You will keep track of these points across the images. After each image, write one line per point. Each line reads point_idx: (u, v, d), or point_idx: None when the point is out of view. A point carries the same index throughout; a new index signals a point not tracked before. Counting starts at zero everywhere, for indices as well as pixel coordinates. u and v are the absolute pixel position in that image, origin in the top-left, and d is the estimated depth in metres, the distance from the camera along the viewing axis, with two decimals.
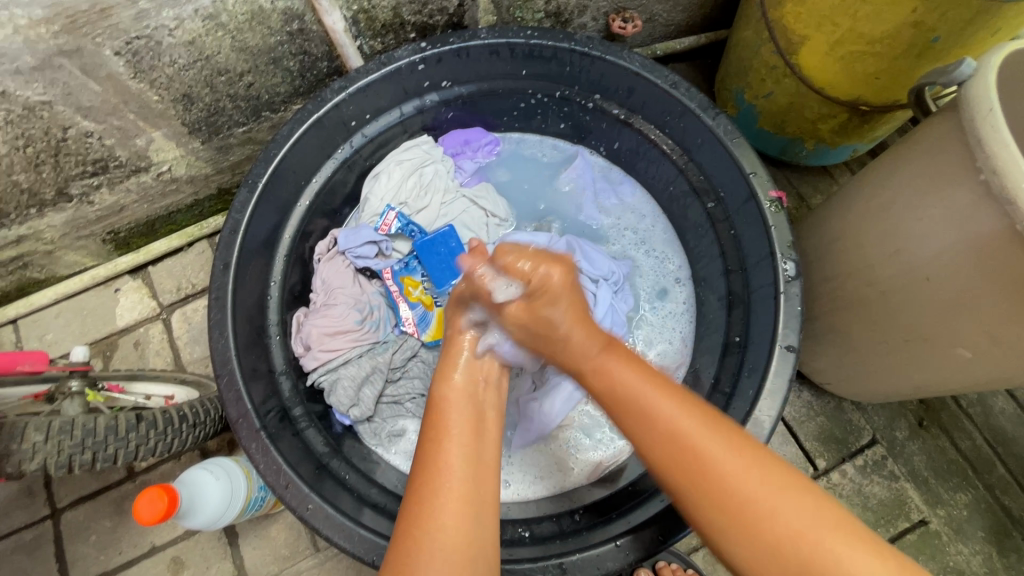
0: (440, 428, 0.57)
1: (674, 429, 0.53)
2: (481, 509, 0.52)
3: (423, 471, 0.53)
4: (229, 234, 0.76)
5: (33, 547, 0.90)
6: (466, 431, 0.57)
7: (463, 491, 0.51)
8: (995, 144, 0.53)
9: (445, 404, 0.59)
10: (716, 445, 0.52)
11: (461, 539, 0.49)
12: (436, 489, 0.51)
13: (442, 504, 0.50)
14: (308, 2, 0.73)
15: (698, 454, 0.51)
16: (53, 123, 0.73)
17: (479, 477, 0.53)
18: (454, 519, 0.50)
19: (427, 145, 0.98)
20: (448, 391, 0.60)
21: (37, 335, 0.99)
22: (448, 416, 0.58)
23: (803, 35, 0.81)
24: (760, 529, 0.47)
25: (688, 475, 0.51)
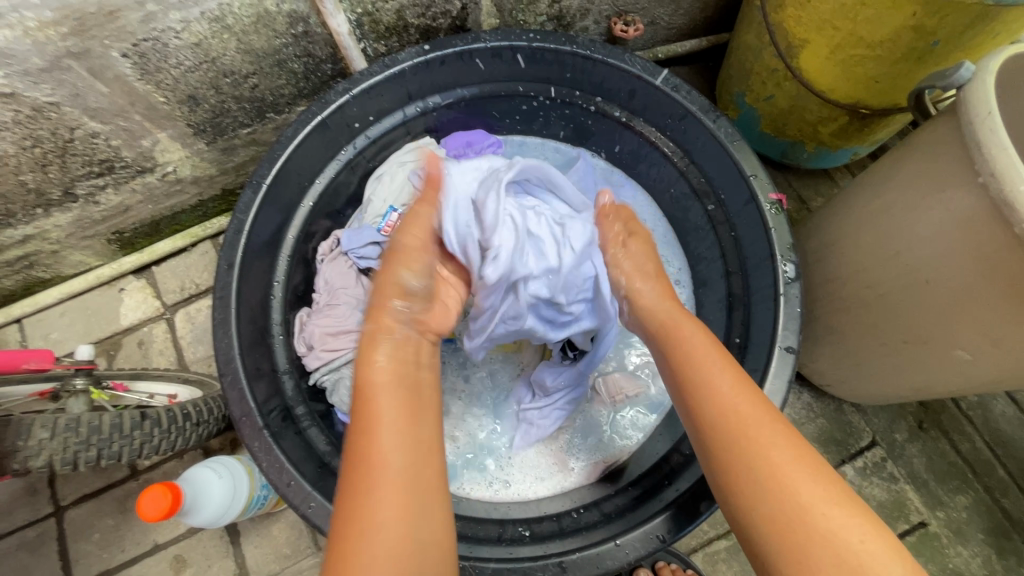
0: (367, 416, 0.52)
1: (719, 394, 0.54)
2: (423, 496, 0.50)
3: (355, 466, 0.50)
4: (233, 234, 0.76)
5: (36, 545, 0.91)
6: (402, 414, 0.53)
7: (401, 483, 0.49)
8: (993, 148, 0.54)
9: (372, 385, 0.55)
10: (752, 414, 0.52)
11: (402, 538, 0.47)
12: (372, 490, 0.48)
13: (378, 502, 0.48)
14: (313, 5, 0.74)
15: (734, 421, 0.52)
16: (60, 123, 0.74)
17: (422, 468, 0.51)
18: (395, 515, 0.48)
19: (431, 146, 0.98)
20: (376, 372, 0.56)
21: (42, 334, 1.00)
22: (380, 398, 0.54)
23: (804, 38, 0.81)
24: (784, 505, 0.47)
25: (723, 437, 0.52)
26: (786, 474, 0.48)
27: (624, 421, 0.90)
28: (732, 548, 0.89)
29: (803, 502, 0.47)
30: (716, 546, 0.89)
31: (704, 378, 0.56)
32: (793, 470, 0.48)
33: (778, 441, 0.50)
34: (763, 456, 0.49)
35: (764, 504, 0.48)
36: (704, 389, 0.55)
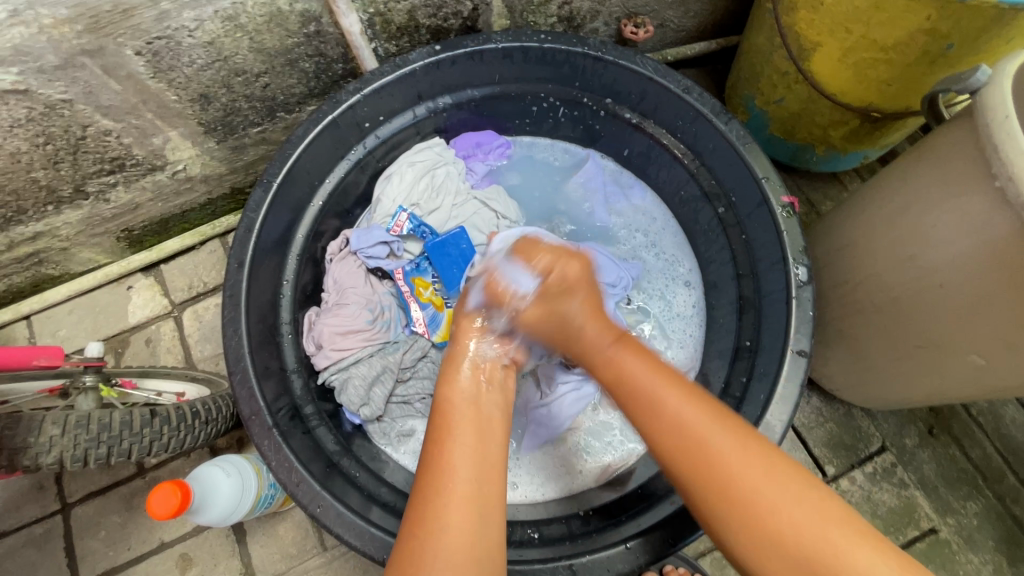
0: (446, 428, 0.57)
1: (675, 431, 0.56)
2: (488, 506, 0.52)
3: (428, 474, 0.53)
4: (244, 232, 0.76)
5: (43, 542, 0.91)
6: (472, 432, 0.57)
7: (474, 492, 0.52)
8: (1011, 150, 0.53)
9: (452, 406, 0.59)
10: (724, 439, 0.54)
11: (469, 540, 0.49)
12: (445, 489, 0.51)
13: (449, 505, 0.50)
14: (326, 4, 0.74)
15: (704, 447, 0.54)
16: (73, 121, 0.74)
17: (489, 478, 0.53)
18: (465, 519, 0.50)
19: (439, 147, 0.99)
20: (453, 394, 0.60)
21: (50, 331, 1.00)
22: (456, 417, 0.58)
23: (816, 41, 0.81)
24: (767, 525, 0.49)
25: (698, 465, 0.53)
26: (774, 500, 0.50)
27: (634, 424, 0.91)
28: None
29: (789, 522, 0.49)
30: None
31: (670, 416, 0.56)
32: (779, 490, 0.51)
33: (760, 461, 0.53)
34: (739, 478, 0.52)
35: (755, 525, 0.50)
36: (671, 426, 0.56)
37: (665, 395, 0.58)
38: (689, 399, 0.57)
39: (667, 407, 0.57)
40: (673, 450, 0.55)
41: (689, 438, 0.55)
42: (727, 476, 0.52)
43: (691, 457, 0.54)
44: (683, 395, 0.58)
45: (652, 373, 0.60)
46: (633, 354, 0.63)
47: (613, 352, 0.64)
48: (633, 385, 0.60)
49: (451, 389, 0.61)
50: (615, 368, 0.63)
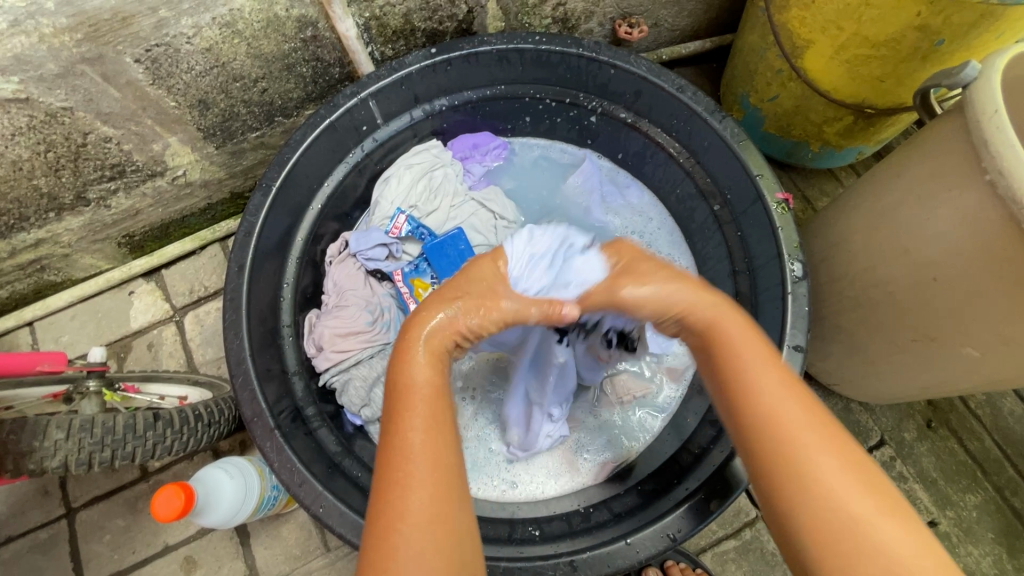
0: (406, 406, 0.50)
1: (745, 388, 0.49)
2: (455, 495, 0.47)
3: (389, 457, 0.48)
4: (244, 236, 0.77)
5: (48, 546, 0.91)
6: (437, 413, 0.50)
7: (437, 482, 0.46)
8: (1000, 145, 0.54)
9: (416, 388, 0.52)
10: (791, 403, 0.47)
11: (445, 524, 0.45)
12: (407, 471, 0.46)
13: (409, 491, 0.45)
14: (322, 9, 0.75)
15: (771, 413, 0.47)
16: (74, 128, 0.75)
17: (449, 471, 0.47)
18: (426, 513, 0.45)
19: (437, 149, 1.00)
20: (418, 367, 0.54)
21: (53, 338, 1.00)
22: (417, 396, 0.51)
23: (808, 39, 0.82)
24: (836, 518, 0.41)
25: (756, 423, 0.47)
26: (819, 456, 0.44)
27: (632, 422, 0.90)
28: (741, 547, 0.89)
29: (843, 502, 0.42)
30: (725, 546, 0.89)
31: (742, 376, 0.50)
32: (837, 467, 0.43)
33: (807, 411, 0.47)
34: (800, 444, 0.45)
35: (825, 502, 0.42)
36: (741, 378, 0.49)
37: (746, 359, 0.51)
38: (768, 360, 0.51)
39: (735, 367, 0.51)
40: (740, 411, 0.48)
41: (759, 412, 0.47)
42: (791, 446, 0.45)
43: (762, 424, 0.47)
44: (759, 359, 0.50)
45: (744, 335, 0.53)
46: (729, 325, 0.54)
47: (713, 322, 0.55)
48: (732, 358, 0.51)
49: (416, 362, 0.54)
50: (717, 334, 0.54)
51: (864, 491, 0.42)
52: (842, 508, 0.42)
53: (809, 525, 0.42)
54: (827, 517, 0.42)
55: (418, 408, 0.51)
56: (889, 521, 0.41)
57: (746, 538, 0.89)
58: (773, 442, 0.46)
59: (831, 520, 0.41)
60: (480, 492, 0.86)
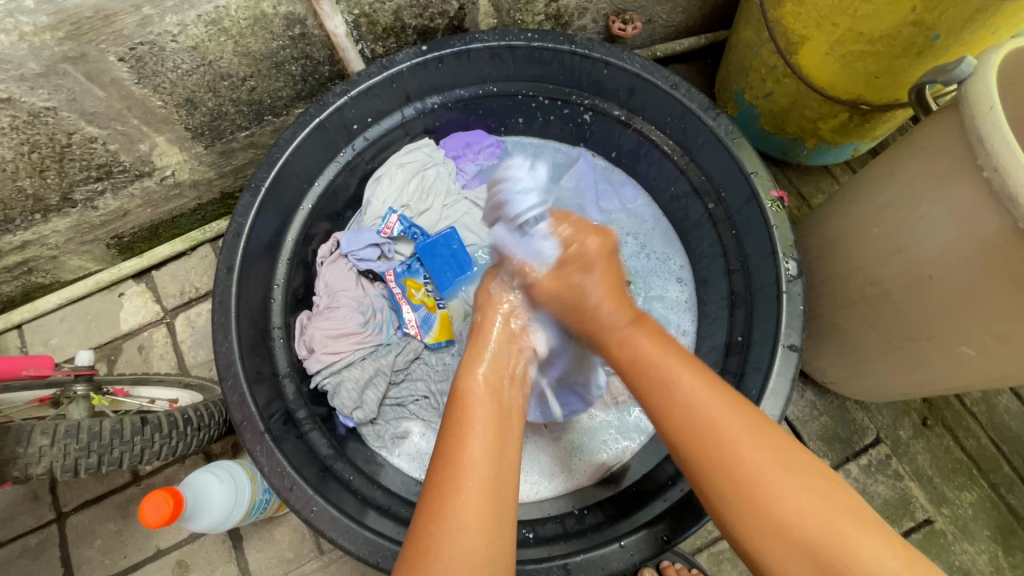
0: (462, 419, 0.56)
1: (689, 417, 0.54)
2: (502, 511, 0.50)
3: (444, 466, 0.52)
4: (232, 237, 0.76)
5: (38, 551, 0.90)
6: (492, 427, 0.56)
7: (487, 489, 0.50)
8: (996, 142, 0.54)
9: (468, 396, 0.58)
10: (727, 416, 0.53)
11: (481, 537, 0.48)
12: (457, 482, 0.50)
13: (462, 504, 0.49)
14: (310, 6, 0.74)
15: (704, 431, 0.53)
16: (58, 128, 0.74)
17: (503, 484, 0.51)
18: (477, 521, 0.48)
19: (428, 148, 0.99)
20: (472, 384, 0.60)
21: (42, 341, 0.99)
22: (474, 407, 0.57)
23: (803, 35, 0.81)
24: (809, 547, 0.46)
25: (693, 442, 0.53)
26: (755, 466, 0.50)
27: (627, 421, 0.90)
28: None
29: (784, 504, 0.48)
30: (721, 546, 0.89)
31: (678, 402, 0.55)
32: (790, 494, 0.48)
33: (738, 418, 0.53)
34: (750, 477, 0.50)
35: (776, 505, 0.48)
36: (672, 406, 0.56)
37: (680, 380, 0.57)
38: (693, 378, 0.57)
39: (685, 411, 0.55)
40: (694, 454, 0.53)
41: (714, 450, 0.52)
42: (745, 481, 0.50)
43: (699, 448, 0.53)
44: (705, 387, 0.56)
45: (664, 356, 0.59)
46: (644, 335, 0.63)
47: (626, 335, 0.64)
48: (665, 379, 0.58)
49: (469, 379, 0.60)
50: (630, 352, 0.62)
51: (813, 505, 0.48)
52: (783, 511, 0.48)
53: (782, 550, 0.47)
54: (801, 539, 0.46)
55: (474, 413, 0.56)
56: (822, 516, 0.47)
57: None
58: (716, 461, 0.51)
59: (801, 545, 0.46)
60: None
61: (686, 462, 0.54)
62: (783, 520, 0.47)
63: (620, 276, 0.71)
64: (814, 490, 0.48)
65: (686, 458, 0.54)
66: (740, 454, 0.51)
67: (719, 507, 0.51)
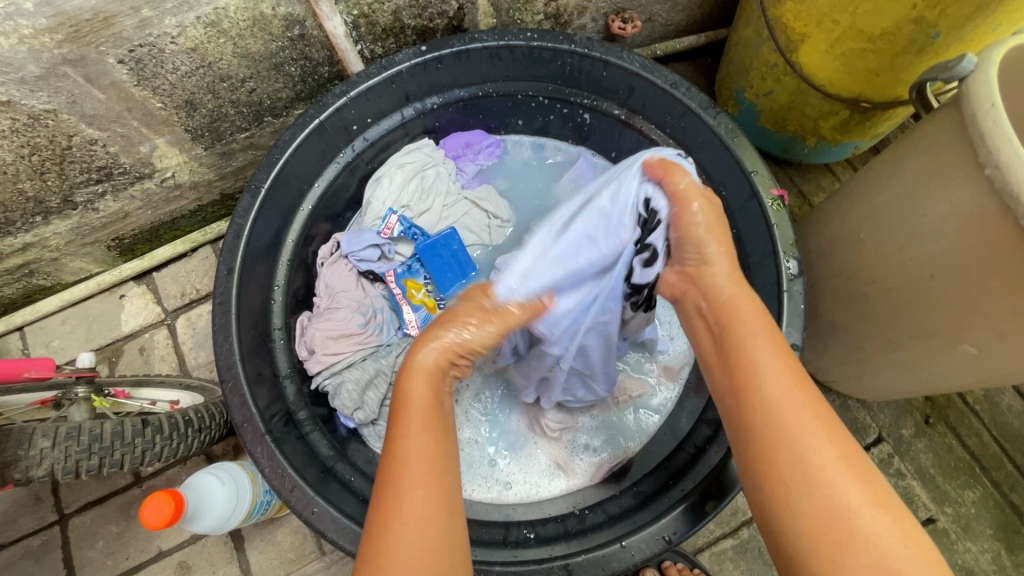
0: (398, 425, 0.52)
1: (750, 373, 0.51)
2: (448, 501, 0.48)
3: (389, 467, 0.49)
4: (233, 239, 0.76)
5: (40, 553, 0.90)
6: (428, 424, 0.52)
7: (434, 484, 0.48)
8: (997, 139, 0.53)
9: (410, 403, 0.53)
10: (794, 388, 0.49)
11: (431, 536, 0.45)
12: (400, 482, 0.48)
13: (411, 500, 0.47)
14: (309, 7, 0.74)
15: (769, 404, 0.49)
16: (58, 131, 0.74)
17: (450, 482, 0.49)
18: (423, 521, 0.46)
19: (428, 148, 0.99)
20: (414, 386, 0.55)
21: (44, 343, 0.99)
22: (411, 412, 0.53)
23: (803, 33, 0.81)
24: (837, 519, 0.43)
25: (756, 410, 0.49)
26: (811, 448, 0.46)
27: (628, 422, 0.90)
28: (739, 547, 0.88)
29: (836, 491, 0.44)
30: (723, 545, 0.89)
31: (752, 366, 0.51)
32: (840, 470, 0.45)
33: (802, 398, 0.48)
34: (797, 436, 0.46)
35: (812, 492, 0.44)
36: (739, 361, 0.52)
37: (752, 345, 0.53)
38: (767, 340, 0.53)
39: (745, 366, 0.52)
40: (747, 405, 0.50)
41: (757, 404, 0.49)
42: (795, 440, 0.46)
43: (760, 418, 0.49)
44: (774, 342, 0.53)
45: (758, 321, 0.55)
46: (747, 302, 0.57)
47: (732, 299, 0.58)
48: (743, 351, 0.53)
49: (413, 381, 0.56)
50: (729, 313, 0.57)
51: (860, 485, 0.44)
52: (826, 496, 0.44)
53: (800, 520, 0.44)
54: (819, 508, 0.44)
55: (411, 420, 0.52)
56: (854, 481, 0.44)
57: (744, 537, 0.89)
58: (772, 429, 0.48)
59: (819, 516, 0.43)
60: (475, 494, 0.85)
61: (741, 432, 0.50)
62: (834, 509, 0.43)
63: (728, 229, 0.63)
64: (867, 482, 0.45)
65: (744, 436, 0.49)
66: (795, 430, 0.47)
67: (762, 494, 0.47)
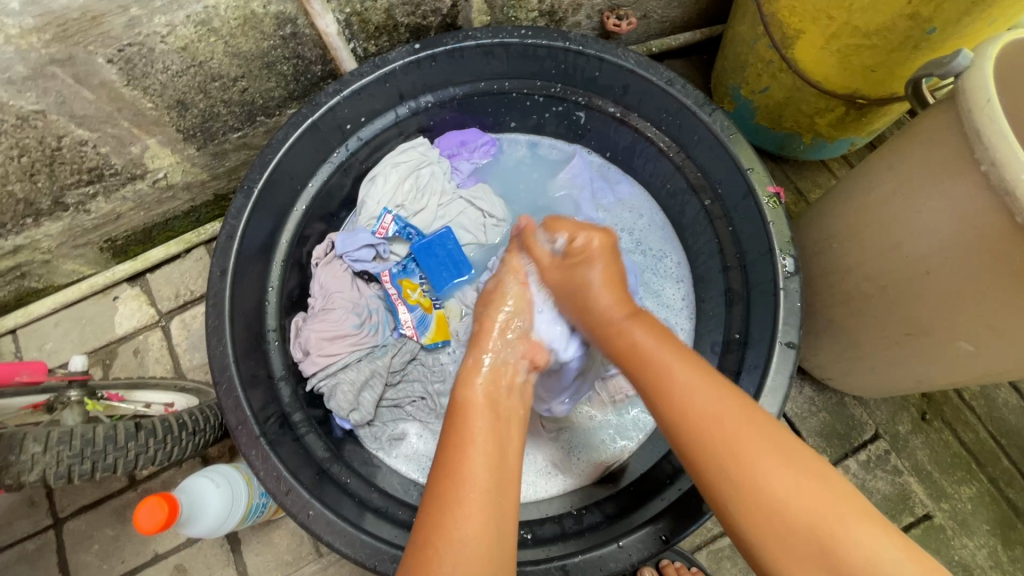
0: (461, 430, 0.58)
1: (691, 408, 0.55)
2: (503, 515, 0.52)
3: (444, 477, 0.54)
4: (226, 240, 0.75)
5: (35, 558, 0.90)
6: (490, 435, 0.57)
7: (487, 498, 0.52)
8: (993, 136, 0.53)
9: (472, 406, 0.60)
10: (716, 397, 0.55)
11: (482, 547, 0.49)
12: (457, 491, 0.52)
13: (466, 513, 0.51)
14: (300, 6, 0.73)
15: (717, 425, 0.54)
16: (47, 132, 0.73)
17: (503, 493, 0.53)
18: (477, 533, 0.50)
19: (423, 147, 0.98)
20: (472, 396, 0.61)
21: (36, 346, 0.99)
22: (475, 416, 0.59)
23: (798, 29, 0.81)
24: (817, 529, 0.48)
25: (704, 434, 0.54)
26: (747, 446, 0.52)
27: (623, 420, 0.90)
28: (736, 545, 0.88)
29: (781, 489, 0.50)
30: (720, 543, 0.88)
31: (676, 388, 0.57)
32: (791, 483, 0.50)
33: (750, 423, 0.54)
34: (741, 447, 0.52)
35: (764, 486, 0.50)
36: (671, 394, 0.56)
37: (672, 371, 0.58)
38: (683, 362, 0.59)
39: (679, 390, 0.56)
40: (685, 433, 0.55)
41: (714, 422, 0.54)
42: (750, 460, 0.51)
43: (707, 436, 0.54)
44: (679, 358, 0.59)
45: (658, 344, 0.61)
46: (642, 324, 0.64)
47: (623, 325, 0.64)
48: (658, 379, 0.58)
49: (469, 391, 0.62)
50: (626, 338, 0.63)
51: (826, 492, 0.50)
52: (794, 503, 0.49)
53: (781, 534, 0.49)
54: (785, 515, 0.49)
55: (477, 420, 0.59)
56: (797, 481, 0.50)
57: None
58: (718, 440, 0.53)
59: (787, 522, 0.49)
60: None
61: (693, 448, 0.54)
62: (777, 503, 0.50)
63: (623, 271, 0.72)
64: (807, 473, 0.51)
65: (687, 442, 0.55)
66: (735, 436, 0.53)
67: (716, 496, 0.53)
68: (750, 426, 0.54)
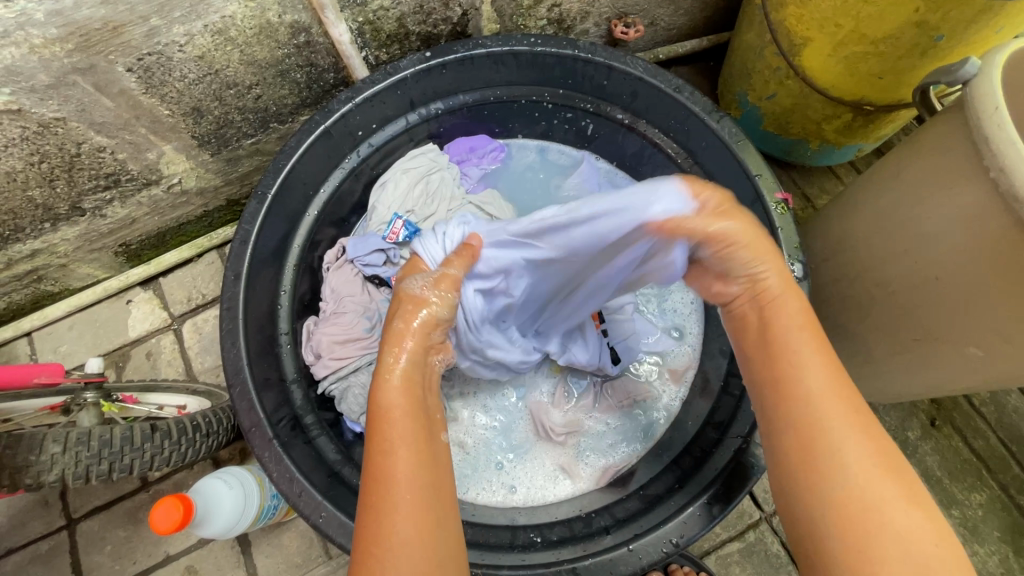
0: (386, 434, 0.51)
1: (798, 373, 0.50)
2: (444, 513, 0.48)
3: (374, 483, 0.48)
4: (240, 244, 0.76)
5: (49, 558, 0.91)
6: (418, 435, 0.51)
7: (423, 498, 0.47)
8: (1002, 143, 0.53)
9: (391, 410, 0.52)
10: (830, 377, 0.49)
11: (426, 550, 0.45)
12: (392, 495, 0.47)
13: (398, 515, 0.46)
14: (315, 15, 0.74)
15: (819, 419, 0.48)
16: (67, 138, 0.74)
17: (438, 489, 0.49)
18: (416, 535, 0.45)
19: (433, 153, 0.99)
20: (390, 398, 0.53)
21: (51, 348, 1.00)
22: (396, 420, 0.52)
23: (805, 37, 0.81)
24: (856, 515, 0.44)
25: (800, 410, 0.49)
26: (839, 426, 0.47)
27: (631, 425, 0.90)
28: (745, 550, 0.88)
29: (855, 481, 0.45)
30: (729, 548, 0.88)
31: (789, 354, 0.52)
32: (872, 477, 0.45)
33: (846, 406, 0.48)
34: (831, 430, 0.47)
35: (832, 492, 0.45)
36: (788, 366, 0.51)
37: (792, 342, 0.52)
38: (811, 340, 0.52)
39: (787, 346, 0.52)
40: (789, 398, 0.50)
41: (804, 396, 0.49)
42: (837, 443, 0.46)
43: (805, 406, 0.49)
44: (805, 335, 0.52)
45: (798, 324, 0.54)
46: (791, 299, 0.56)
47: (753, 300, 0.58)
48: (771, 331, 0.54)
49: (388, 393, 0.54)
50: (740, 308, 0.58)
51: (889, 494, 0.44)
52: (865, 495, 0.44)
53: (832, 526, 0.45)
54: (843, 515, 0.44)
55: (396, 425, 0.52)
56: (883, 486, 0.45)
57: (749, 540, 0.89)
58: (808, 437, 0.47)
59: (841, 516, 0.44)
60: (478, 497, 0.85)
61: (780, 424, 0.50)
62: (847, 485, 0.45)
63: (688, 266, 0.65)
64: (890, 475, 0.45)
65: (781, 428, 0.50)
66: (830, 422, 0.47)
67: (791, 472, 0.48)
68: (840, 397, 0.49)
